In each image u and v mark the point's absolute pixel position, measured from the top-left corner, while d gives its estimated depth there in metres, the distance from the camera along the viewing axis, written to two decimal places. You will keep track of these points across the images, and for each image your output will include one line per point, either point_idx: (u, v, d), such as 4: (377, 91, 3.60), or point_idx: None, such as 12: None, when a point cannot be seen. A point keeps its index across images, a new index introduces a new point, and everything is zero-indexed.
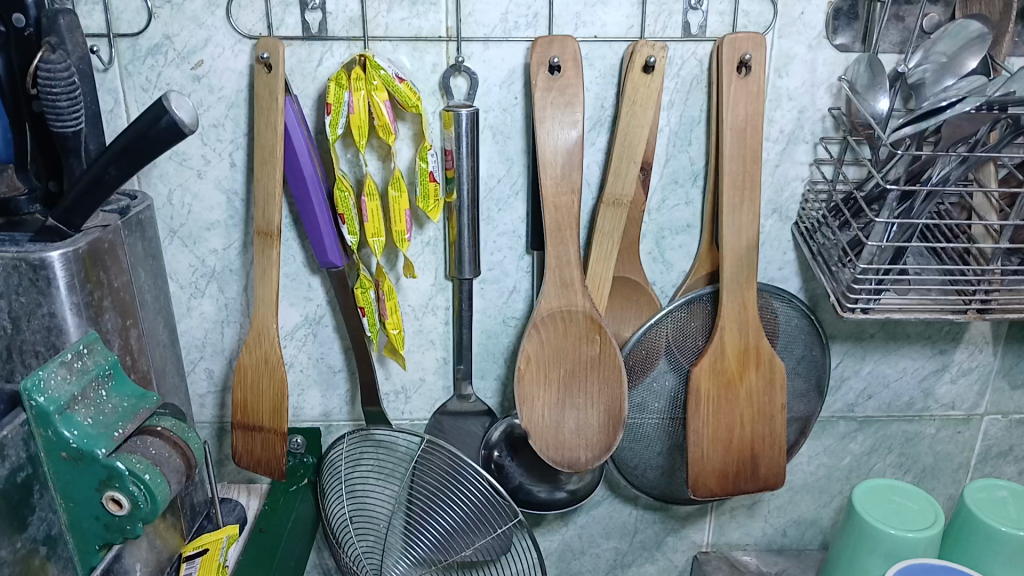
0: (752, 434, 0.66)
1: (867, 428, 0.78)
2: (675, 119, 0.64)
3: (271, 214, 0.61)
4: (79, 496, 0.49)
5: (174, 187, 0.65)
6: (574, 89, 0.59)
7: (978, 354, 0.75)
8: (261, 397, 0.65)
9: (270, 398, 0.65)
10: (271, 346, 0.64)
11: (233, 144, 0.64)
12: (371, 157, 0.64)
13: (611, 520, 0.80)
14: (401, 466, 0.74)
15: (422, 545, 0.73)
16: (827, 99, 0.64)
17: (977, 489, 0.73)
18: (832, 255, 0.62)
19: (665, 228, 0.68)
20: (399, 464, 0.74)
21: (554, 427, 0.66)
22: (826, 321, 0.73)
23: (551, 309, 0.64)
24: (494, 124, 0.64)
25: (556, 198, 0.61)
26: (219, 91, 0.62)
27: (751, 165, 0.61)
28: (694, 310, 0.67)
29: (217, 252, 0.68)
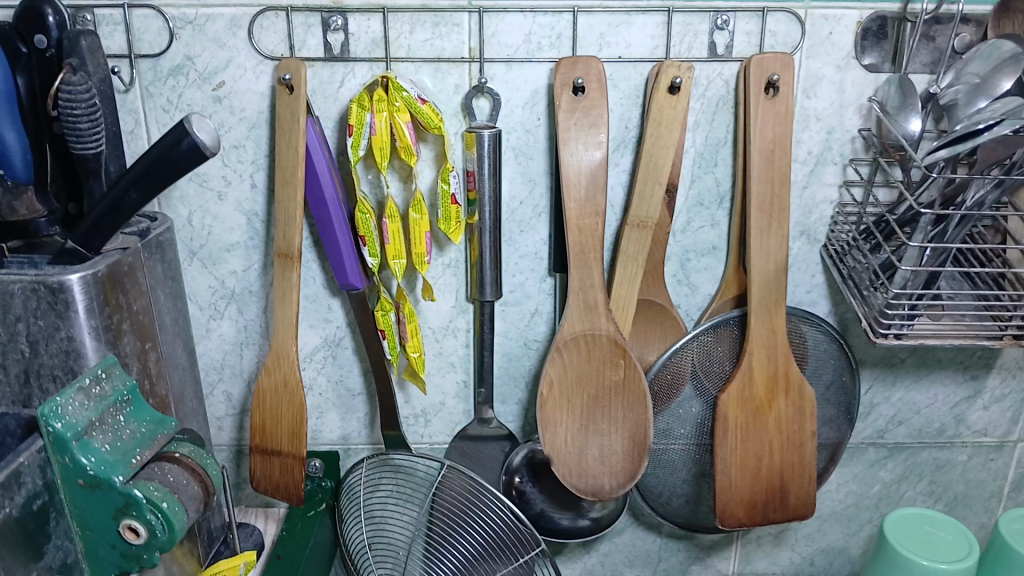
0: (781, 462, 0.64)
1: (898, 455, 0.76)
2: (700, 139, 0.63)
3: (291, 235, 0.61)
4: (96, 524, 0.48)
5: (194, 208, 0.65)
6: (598, 110, 0.59)
7: (1011, 381, 0.73)
8: (279, 420, 0.64)
9: (288, 422, 0.64)
10: (291, 370, 0.63)
11: (254, 166, 0.63)
12: (393, 179, 0.63)
13: (633, 547, 0.79)
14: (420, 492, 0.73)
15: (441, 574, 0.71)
16: (856, 120, 0.63)
17: (1013, 519, 0.71)
18: (863, 280, 0.61)
19: (690, 250, 0.67)
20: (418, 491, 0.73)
21: (576, 453, 0.65)
22: (856, 346, 0.71)
23: (574, 333, 0.63)
24: (516, 145, 0.63)
25: (580, 220, 0.60)
26: (240, 112, 0.61)
27: (779, 187, 0.60)
28: (720, 335, 0.65)
29: (237, 273, 0.67)
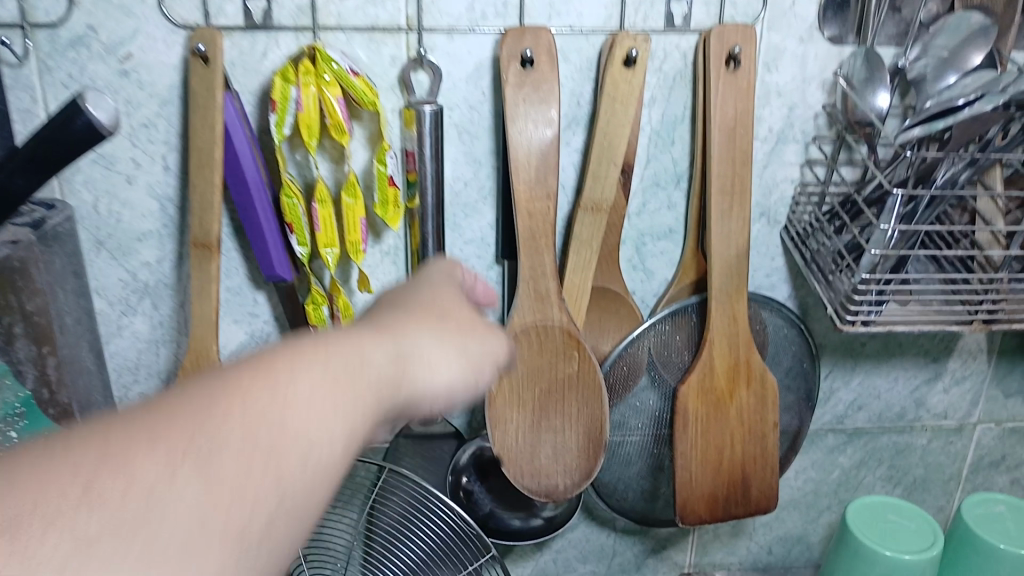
0: (743, 454, 0.61)
1: (857, 440, 0.74)
2: (657, 116, 0.59)
3: (209, 223, 0.55)
4: None
5: (100, 194, 0.58)
6: (549, 84, 0.54)
7: (971, 363, 0.71)
8: None
9: None
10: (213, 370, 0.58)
11: (166, 146, 0.57)
12: (322, 159, 0.58)
13: (587, 543, 0.75)
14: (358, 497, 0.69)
15: None
16: (819, 95, 0.59)
17: (974, 504, 0.70)
18: (827, 263, 0.58)
19: (646, 233, 0.63)
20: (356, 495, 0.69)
21: (529, 452, 0.60)
22: (816, 331, 0.68)
23: (525, 323, 0.59)
24: (459, 122, 0.58)
25: (530, 204, 0.56)
26: (150, 87, 0.55)
27: (741, 167, 0.56)
28: (679, 323, 0.62)
29: (149, 265, 0.61)
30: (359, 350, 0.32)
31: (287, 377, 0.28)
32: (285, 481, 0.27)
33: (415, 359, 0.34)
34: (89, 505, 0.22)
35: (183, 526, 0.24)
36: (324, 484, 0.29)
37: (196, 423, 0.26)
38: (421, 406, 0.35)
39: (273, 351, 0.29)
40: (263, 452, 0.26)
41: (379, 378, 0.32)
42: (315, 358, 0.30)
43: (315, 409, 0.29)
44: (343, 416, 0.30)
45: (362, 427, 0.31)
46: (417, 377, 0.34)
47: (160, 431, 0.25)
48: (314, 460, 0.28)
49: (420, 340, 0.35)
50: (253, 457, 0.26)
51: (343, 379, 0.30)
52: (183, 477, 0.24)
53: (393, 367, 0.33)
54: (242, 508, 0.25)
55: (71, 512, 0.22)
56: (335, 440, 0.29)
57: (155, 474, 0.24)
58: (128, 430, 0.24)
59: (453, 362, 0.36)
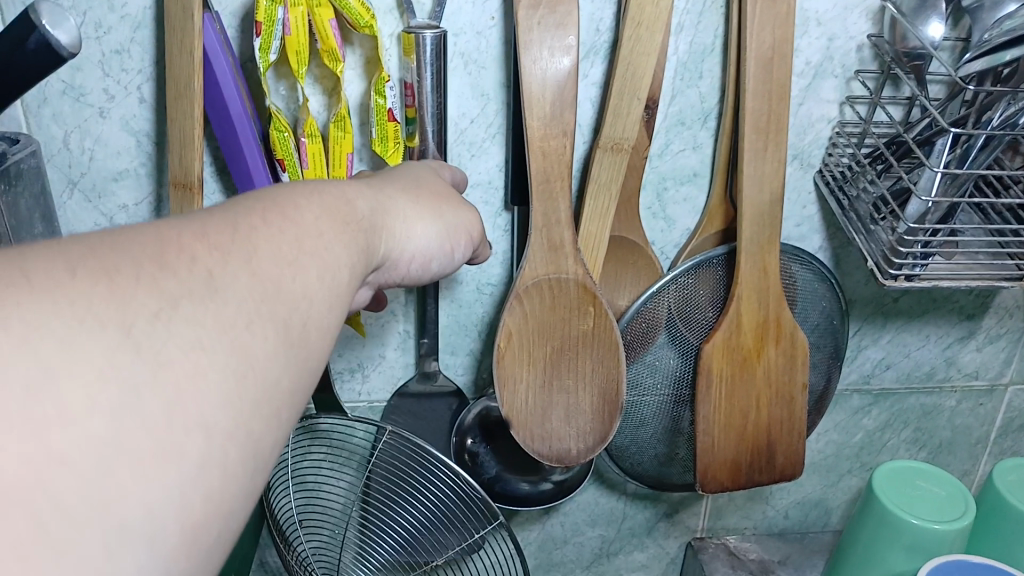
0: (768, 419, 0.57)
1: (883, 402, 0.70)
2: (685, 46, 0.53)
3: (189, 163, 0.50)
4: None
5: (70, 129, 0.53)
6: (567, 6, 0.48)
7: (1008, 320, 0.67)
8: None
9: None
10: None
11: (141, 75, 0.51)
12: (314, 91, 0.52)
13: (596, 507, 0.72)
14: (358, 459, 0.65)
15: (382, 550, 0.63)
16: (864, 24, 0.54)
17: (1007, 470, 0.66)
18: (867, 211, 0.53)
19: (668, 177, 0.58)
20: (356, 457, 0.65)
21: (538, 415, 0.56)
22: (847, 285, 0.63)
23: (537, 276, 0.53)
24: (465, 51, 0.52)
25: (544, 142, 0.50)
26: (121, 8, 0.49)
27: (779, 104, 0.51)
28: (703, 276, 0.57)
29: (127, 208, 0.56)
30: (352, 193, 0.33)
31: (293, 202, 0.30)
32: (312, 284, 0.28)
33: (392, 218, 0.36)
34: (157, 282, 0.23)
35: (244, 308, 0.25)
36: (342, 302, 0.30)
37: (236, 230, 0.27)
38: (397, 264, 0.38)
39: (272, 189, 0.30)
40: (292, 258, 0.28)
41: (363, 220, 0.33)
42: (309, 194, 0.31)
43: (324, 233, 0.30)
44: (345, 244, 0.31)
45: (360, 256, 0.32)
46: (392, 234, 0.36)
47: (206, 232, 0.26)
48: (329, 276, 0.29)
49: (399, 208, 0.37)
50: (287, 264, 0.27)
51: (341, 214, 0.32)
52: (234, 268, 0.25)
53: (378, 213, 0.35)
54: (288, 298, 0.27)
55: (147, 292, 0.23)
56: (342, 264, 0.30)
57: (210, 262, 0.25)
58: (174, 227, 0.25)
59: (435, 230, 0.39)
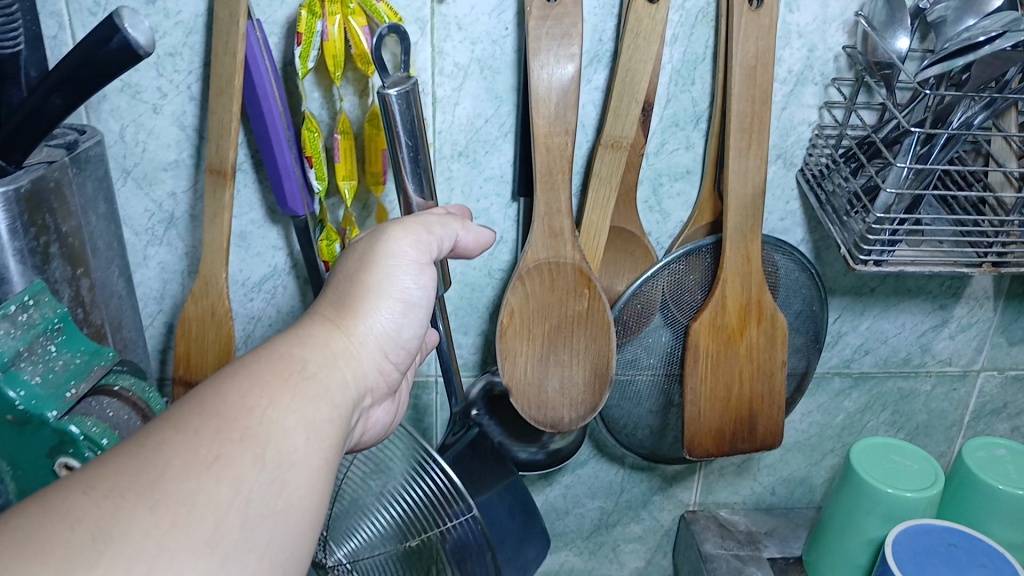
0: (751, 392, 0.62)
1: (862, 385, 0.76)
2: (678, 55, 0.59)
3: (224, 150, 0.57)
4: (27, 465, 0.46)
5: (126, 123, 0.59)
6: (572, 18, 0.54)
7: (978, 310, 0.72)
8: (205, 353, 0.61)
9: (216, 353, 0.61)
10: (219, 298, 0.60)
11: (192, 76, 0.58)
12: (347, 92, 0.58)
13: (596, 480, 0.77)
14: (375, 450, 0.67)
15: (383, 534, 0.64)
16: (840, 36, 0.59)
17: (976, 447, 0.72)
18: (841, 205, 0.59)
19: (664, 173, 0.64)
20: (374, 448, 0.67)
21: (536, 385, 0.62)
22: (826, 275, 0.69)
23: (538, 260, 0.60)
24: (482, 58, 0.58)
25: (548, 139, 0.57)
26: (176, 15, 0.55)
27: (761, 107, 0.57)
28: (692, 264, 0.63)
29: (175, 196, 0.62)
30: (292, 354, 0.38)
31: (217, 399, 0.33)
32: (245, 468, 0.32)
33: (349, 352, 0.41)
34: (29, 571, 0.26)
35: (144, 545, 0.28)
36: (308, 447, 0.35)
37: (141, 472, 0.30)
38: (373, 379, 0.43)
39: (197, 391, 0.34)
40: (217, 453, 0.31)
41: (307, 372, 0.37)
42: (238, 375, 0.35)
43: (261, 410, 0.34)
44: (292, 405, 0.35)
45: (315, 405, 0.36)
46: (347, 360, 0.41)
47: (96, 481, 0.29)
48: (267, 453, 0.33)
49: (357, 336, 0.42)
50: (213, 469, 0.31)
51: (272, 379, 0.36)
52: (133, 501, 0.29)
53: (328, 355, 0.39)
54: (213, 497, 0.30)
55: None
56: (293, 425, 0.35)
57: (97, 520, 0.28)
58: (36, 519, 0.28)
59: (392, 318, 0.44)
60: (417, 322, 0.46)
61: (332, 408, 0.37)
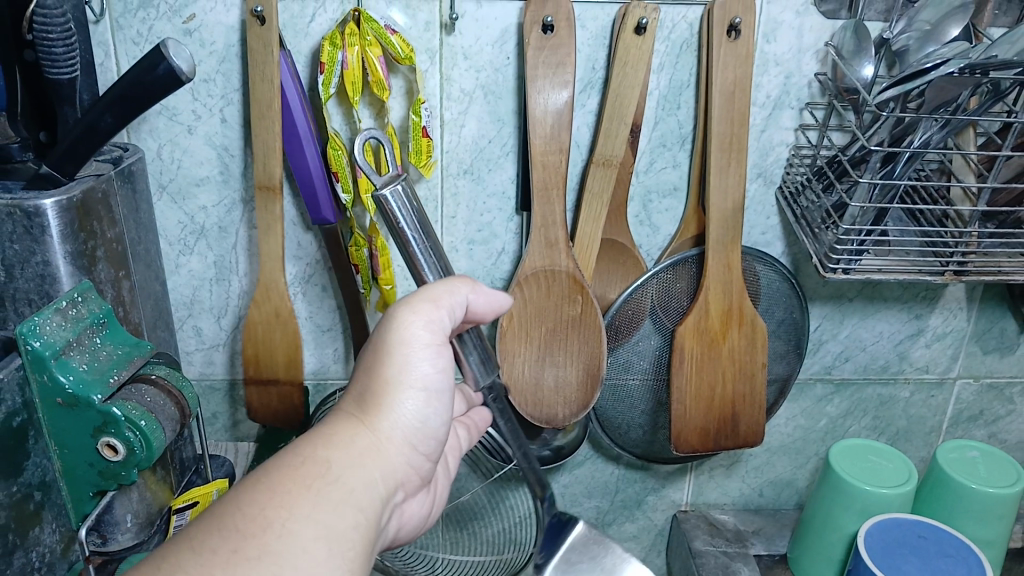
0: (733, 392, 0.67)
1: (844, 391, 0.80)
2: (665, 82, 0.65)
3: (272, 168, 0.63)
4: (73, 442, 0.52)
5: (163, 142, 0.65)
6: (566, 49, 0.60)
7: (952, 320, 0.77)
8: (274, 351, 0.68)
9: (284, 349, 0.68)
10: (282, 300, 0.67)
11: (223, 100, 0.64)
12: (364, 113, 0.64)
13: (593, 480, 0.82)
14: None
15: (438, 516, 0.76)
16: (813, 65, 0.65)
17: (950, 449, 0.76)
18: (815, 219, 0.64)
19: (653, 191, 0.69)
20: None
21: (534, 383, 0.67)
22: (806, 286, 0.74)
23: (535, 268, 0.65)
24: (485, 84, 0.64)
25: (544, 157, 0.62)
26: (210, 45, 0.62)
27: (739, 129, 0.62)
28: (679, 272, 0.68)
29: (205, 209, 0.68)
30: (314, 455, 0.39)
31: (238, 509, 0.35)
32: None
33: (371, 457, 0.41)
34: None
35: None
36: (327, 564, 0.36)
37: None
38: (402, 475, 0.44)
39: (224, 501, 0.36)
40: (234, 572, 0.33)
41: (329, 477, 0.38)
42: (262, 486, 0.36)
43: (281, 521, 0.35)
44: (315, 512, 0.36)
45: (337, 510, 0.37)
46: (369, 464, 0.41)
47: None
48: (283, 569, 0.34)
49: (381, 429, 0.43)
50: None
51: (296, 486, 0.37)
52: None
53: (349, 457, 0.40)
54: None
55: None
56: (313, 537, 0.36)
57: None
58: None
59: (417, 408, 0.44)
60: (443, 409, 0.46)
61: (355, 516, 0.38)
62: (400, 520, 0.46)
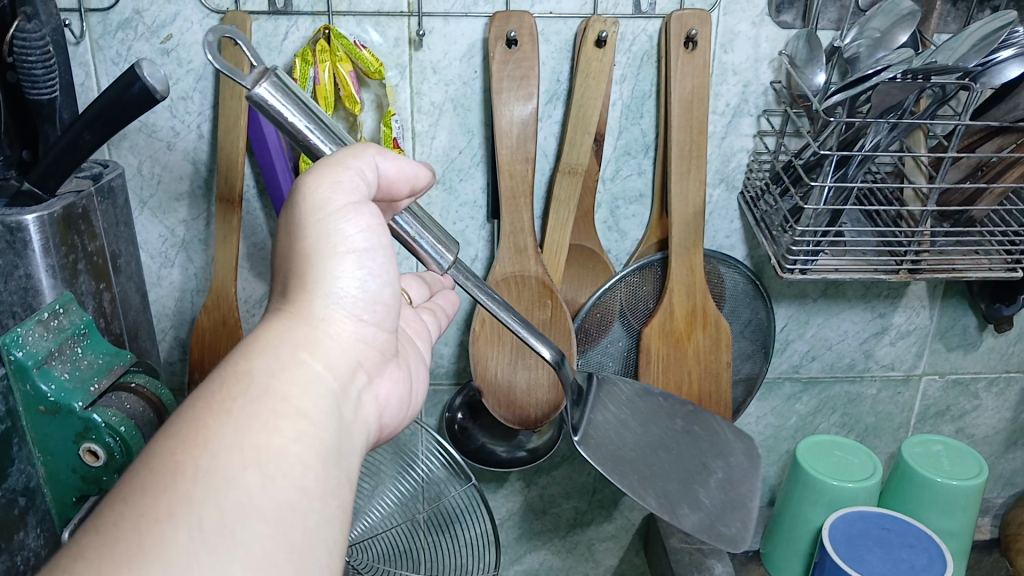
0: (699, 391, 0.70)
1: (812, 389, 0.83)
2: (627, 92, 0.67)
3: (233, 181, 0.65)
4: (56, 449, 0.53)
5: (143, 158, 0.68)
6: (529, 62, 0.62)
7: (915, 318, 0.79)
8: (220, 358, 0.70)
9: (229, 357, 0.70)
10: (229, 309, 0.69)
11: (200, 116, 0.66)
12: (338, 127, 0.66)
13: (571, 481, 0.84)
14: (416, 467, 0.79)
15: (423, 530, 0.80)
16: (769, 73, 0.67)
17: (915, 443, 0.78)
18: (774, 222, 0.66)
19: (619, 197, 0.71)
20: (415, 467, 0.79)
21: (506, 385, 0.70)
22: (771, 288, 0.77)
23: (505, 273, 0.67)
24: (454, 97, 0.67)
25: (511, 166, 0.65)
26: (187, 64, 0.64)
27: (698, 136, 0.65)
28: (646, 276, 0.70)
29: (185, 222, 0.70)
30: (228, 375, 0.34)
31: (147, 466, 0.30)
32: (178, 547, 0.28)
33: (299, 354, 0.36)
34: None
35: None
36: (271, 493, 0.31)
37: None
38: (352, 356, 0.39)
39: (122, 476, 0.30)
40: (144, 542, 0.28)
41: (252, 389, 0.33)
42: (163, 446, 0.31)
43: (195, 463, 0.30)
44: (236, 436, 0.32)
45: (265, 427, 0.32)
46: (298, 364, 0.36)
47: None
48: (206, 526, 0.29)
49: (315, 318, 0.38)
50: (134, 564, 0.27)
51: (208, 420, 0.32)
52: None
53: (265, 390, 0.34)
54: None
55: None
56: (240, 463, 0.31)
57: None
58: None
59: (352, 277, 0.39)
60: (383, 272, 0.40)
61: (290, 423, 0.33)
62: (376, 403, 0.41)
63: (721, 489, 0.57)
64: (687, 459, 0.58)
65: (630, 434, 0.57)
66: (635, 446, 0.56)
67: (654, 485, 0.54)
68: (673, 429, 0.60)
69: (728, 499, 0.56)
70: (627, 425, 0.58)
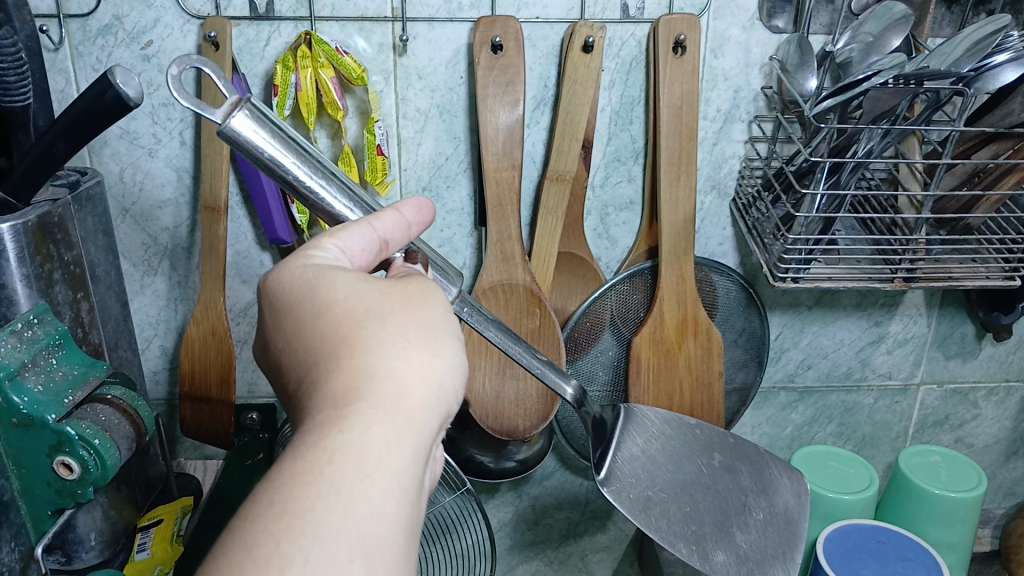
0: (691, 400, 0.69)
1: (807, 398, 0.81)
2: (616, 98, 0.66)
3: (218, 189, 0.64)
4: (30, 462, 0.52)
5: (125, 165, 0.67)
6: (515, 68, 0.61)
7: (912, 326, 0.78)
8: (208, 367, 0.69)
9: (218, 368, 0.69)
10: (218, 319, 0.68)
11: (182, 123, 0.65)
12: (321, 134, 0.66)
13: (563, 491, 0.83)
14: None
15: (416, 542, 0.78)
16: (760, 78, 0.66)
17: (912, 454, 0.77)
18: (767, 229, 0.65)
19: (609, 205, 0.70)
20: None
21: (493, 396, 0.68)
22: (764, 296, 0.75)
23: (492, 282, 0.66)
24: (440, 103, 0.66)
25: (497, 174, 0.63)
26: (168, 70, 0.63)
27: (688, 142, 0.63)
28: (636, 284, 0.69)
29: (168, 230, 0.69)
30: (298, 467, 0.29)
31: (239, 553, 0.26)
32: None
33: (385, 413, 0.32)
34: None
35: None
36: None
37: None
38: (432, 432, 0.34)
39: None
40: None
41: (338, 464, 0.30)
42: (254, 517, 0.28)
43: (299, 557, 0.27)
44: (330, 525, 0.28)
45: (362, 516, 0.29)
46: (381, 426, 0.31)
47: None
48: None
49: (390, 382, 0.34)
50: None
51: (304, 490, 0.28)
52: None
53: (351, 465, 0.30)
54: None
55: None
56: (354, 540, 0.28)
57: None
58: None
59: None
60: None
61: (389, 499, 0.30)
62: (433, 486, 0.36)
63: (760, 531, 0.56)
64: (727, 501, 0.57)
65: (661, 471, 0.56)
66: (665, 487, 0.55)
67: (684, 527, 0.54)
68: (711, 466, 0.59)
69: (768, 542, 0.56)
70: (659, 455, 0.57)
